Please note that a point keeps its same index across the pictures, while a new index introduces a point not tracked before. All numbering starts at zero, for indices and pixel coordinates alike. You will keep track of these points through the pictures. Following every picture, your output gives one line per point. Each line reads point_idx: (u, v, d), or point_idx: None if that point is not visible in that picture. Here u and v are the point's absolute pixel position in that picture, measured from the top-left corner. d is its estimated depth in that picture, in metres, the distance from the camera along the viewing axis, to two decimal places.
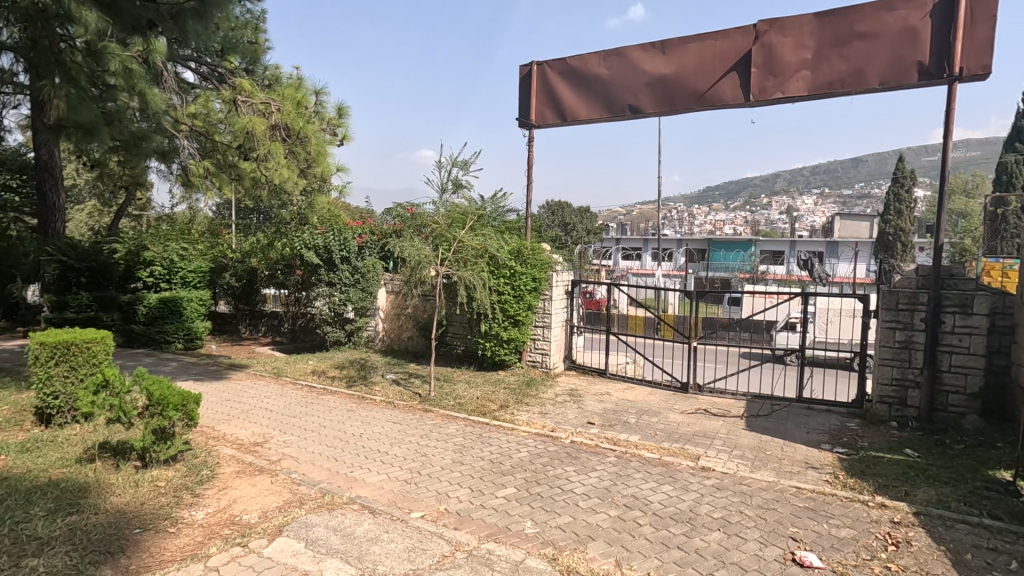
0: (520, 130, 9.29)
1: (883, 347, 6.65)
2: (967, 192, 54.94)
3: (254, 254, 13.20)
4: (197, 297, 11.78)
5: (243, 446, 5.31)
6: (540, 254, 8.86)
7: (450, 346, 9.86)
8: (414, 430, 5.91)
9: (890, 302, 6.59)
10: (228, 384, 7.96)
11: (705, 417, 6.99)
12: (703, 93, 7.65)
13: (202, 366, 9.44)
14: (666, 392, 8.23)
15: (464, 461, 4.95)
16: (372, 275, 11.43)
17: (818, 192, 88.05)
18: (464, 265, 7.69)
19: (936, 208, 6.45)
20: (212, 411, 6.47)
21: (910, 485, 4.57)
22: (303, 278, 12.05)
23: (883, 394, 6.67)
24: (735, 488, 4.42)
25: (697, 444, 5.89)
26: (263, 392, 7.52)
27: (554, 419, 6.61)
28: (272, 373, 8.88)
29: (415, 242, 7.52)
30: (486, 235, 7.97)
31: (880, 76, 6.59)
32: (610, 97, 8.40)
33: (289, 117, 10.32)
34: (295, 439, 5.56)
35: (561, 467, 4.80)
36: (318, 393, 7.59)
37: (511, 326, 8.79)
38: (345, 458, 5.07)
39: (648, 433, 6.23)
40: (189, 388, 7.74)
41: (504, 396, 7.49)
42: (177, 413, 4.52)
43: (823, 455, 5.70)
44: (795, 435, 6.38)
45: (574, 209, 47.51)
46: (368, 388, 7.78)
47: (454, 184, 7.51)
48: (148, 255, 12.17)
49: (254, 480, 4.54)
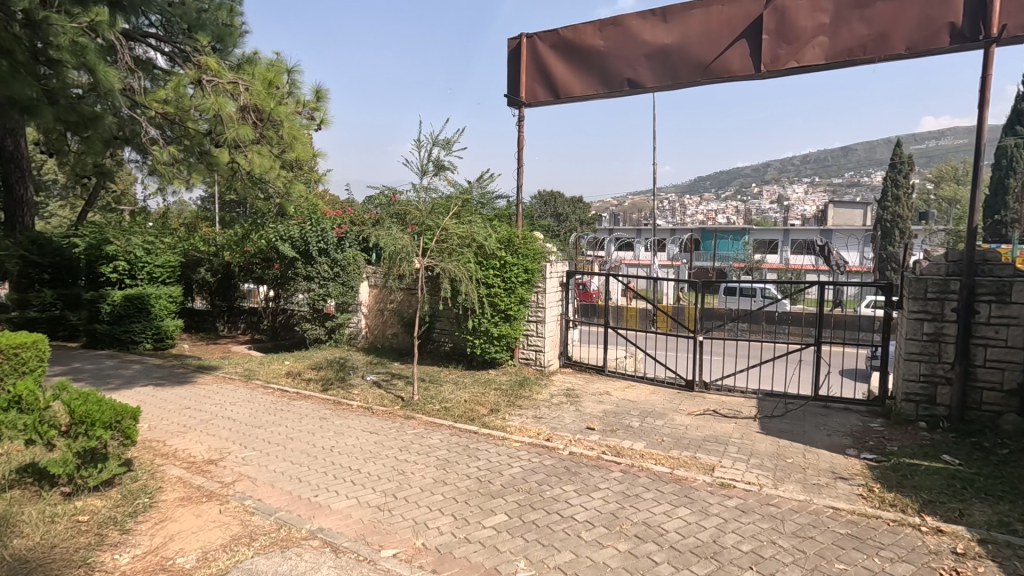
0: (510, 108, 8.58)
1: (910, 340, 6.03)
2: (957, 178, 54.85)
3: (229, 247, 12.44)
4: (167, 294, 10.89)
5: (194, 465, 4.63)
6: (532, 243, 8.18)
7: (438, 343, 9.18)
8: (394, 440, 5.26)
9: (917, 291, 5.96)
10: (193, 388, 7.25)
11: (714, 419, 6.39)
12: (708, 64, 6.98)
13: (167, 368, 8.68)
14: (670, 390, 7.63)
15: (448, 481, 4.29)
16: (353, 268, 10.76)
17: (809, 181, 87.88)
18: (449, 256, 7.07)
19: (970, 187, 5.82)
20: (168, 422, 5.78)
21: (962, 501, 3.99)
22: (281, 273, 11.30)
23: (910, 392, 6.07)
24: (761, 510, 3.79)
25: (709, 452, 5.29)
26: (229, 397, 6.83)
27: (550, 424, 5.98)
28: (243, 375, 8.17)
29: (393, 231, 6.84)
30: (473, 222, 7.28)
31: (906, 40, 5.93)
32: (607, 71, 7.71)
33: (259, 98, 9.40)
34: (256, 454, 4.88)
35: (559, 486, 4.16)
36: (290, 397, 6.91)
37: (501, 321, 8.15)
38: (310, 477, 4.41)
39: (654, 440, 5.62)
40: (149, 393, 7.02)
41: (494, 398, 6.85)
42: (107, 432, 3.90)
43: (851, 463, 5.11)
44: (816, 439, 5.79)
45: (565, 200, 47.26)
46: (346, 392, 7.11)
47: (435, 165, 6.80)
48: (110, 249, 10.61)
49: (200, 510, 3.86)
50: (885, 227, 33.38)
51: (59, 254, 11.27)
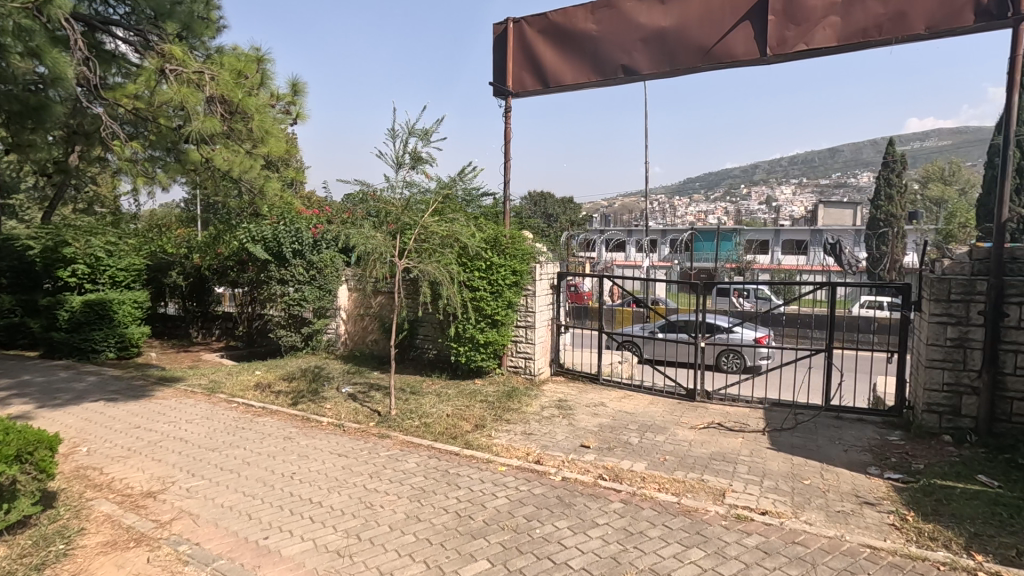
0: (496, 98, 8.02)
1: (932, 346, 5.53)
2: (944, 178, 55.18)
3: (200, 250, 11.77)
4: (131, 299, 10.12)
5: (129, 500, 4.00)
6: (520, 243, 7.62)
7: (421, 350, 8.60)
8: (363, 465, 4.65)
9: (940, 292, 5.47)
10: (148, 403, 6.58)
11: (720, 434, 5.84)
12: (710, 48, 6.46)
13: (125, 380, 7.97)
14: (670, 401, 7.10)
15: (421, 517, 3.70)
16: (330, 270, 10.12)
17: (798, 182, 88.26)
18: (429, 257, 6.46)
19: (999, 178, 5.34)
20: (111, 445, 5.12)
21: (1014, 536, 3.50)
22: (255, 276, 10.62)
23: (931, 402, 5.58)
24: (787, 550, 3.27)
25: (718, 474, 4.76)
26: (187, 414, 6.19)
27: (541, 442, 5.41)
28: (207, 387, 7.51)
29: (365, 229, 6.27)
30: (457, 220, 6.68)
31: (926, 19, 5.46)
32: (600, 58, 7.18)
33: (226, 88, 8.59)
34: (204, 484, 4.26)
35: (551, 522, 3.59)
36: (254, 413, 6.28)
37: (487, 327, 7.57)
38: (262, 514, 3.79)
39: (656, 459, 5.08)
40: (98, 410, 6.34)
41: (480, 412, 6.26)
42: (13, 466, 3.31)
43: (875, 484, 4.59)
44: (833, 455, 5.28)
45: (553, 200, 47.60)
46: (317, 406, 6.48)
47: (412, 156, 6.22)
48: (68, 251, 9.81)
49: (123, 559, 3.22)
50: (877, 226, 33.31)
51: (17, 258, 10.53)
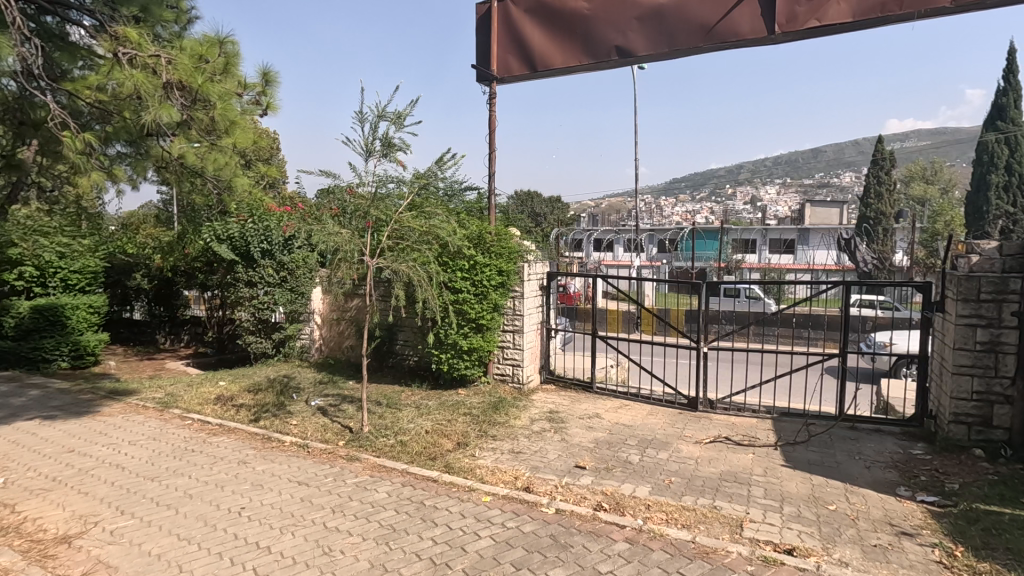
0: (479, 84, 7.44)
1: (958, 351, 5.03)
2: (927, 177, 55.75)
3: (165, 251, 11.01)
4: (86, 304, 9.37)
5: (36, 548, 3.31)
6: (507, 241, 7.02)
7: (401, 357, 7.97)
8: (325, 497, 4.00)
9: (968, 291, 4.97)
10: (89, 422, 5.85)
11: (728, 449, 5.28)
12: (712, 26, 5.92)
13: (71, 394, 7.21)
14: (670, 411, 6.56)
15: (389, 566, 3.08)
16: (302, 272, 9.49)
17: (782, 181, 89.09)
18: (405, 255, 5.83)
19: None
20: (33, 474, 4.42)
21: None
22: (222, 278, 9.89)
23: (959, 413, 5.07)
24: None
25: (732, 498, 4.20)
26: (131, 433, 5.48)
27: (531, 462, 4.82)
28: (161, 400, 6.79)
29: (329, 224, 5.65)
30: (436, 215, 6.05)
31: None
32: (591, 39, 6.61)
33: (185, 73, 7.64)
34: (132, 526, 3.59)
35: (546, 572, 3.00)
36: (209, 431, 5.59)
37: (471, 332, 6.96)
38: (196, 565, 3.13)
39: (660, 481, 4.51)
40: (30, 430, 5.60)
41: (463, 427, 5.64)
42: None
43: (909, 509, 4.06)
44: (856, 474, 4.74)
45: (540, 200, 47.25)
46: (281, 422, 5.81)
47: (383, 142, 5.60)
48: (13, 251, 8.99)
49: None
50: (866, 224, 33.32)
51: None
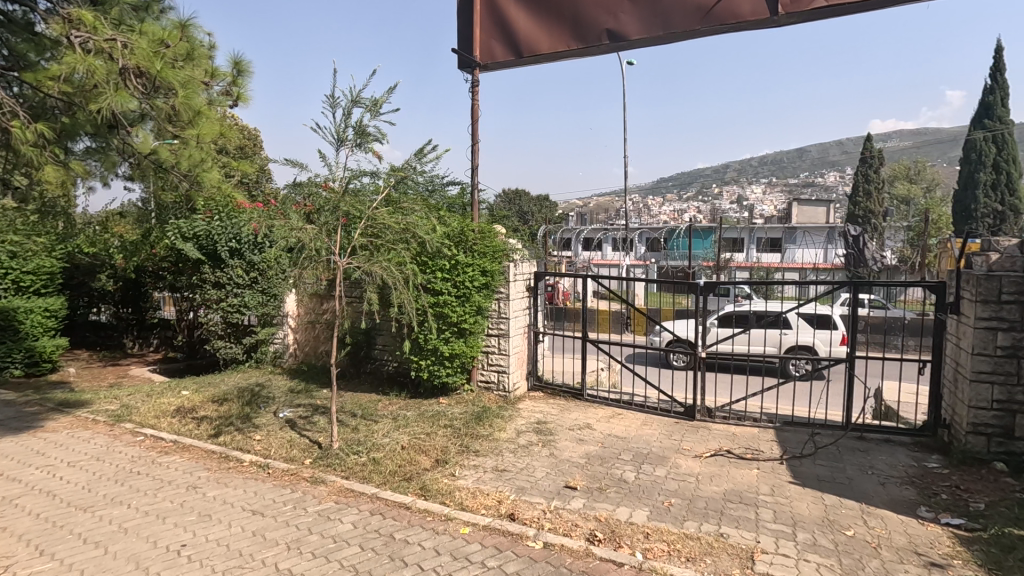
0: (461, 71, 6.96)
1: (977, 356, 4.65)
2: (911, 176, 56.16)
3: (130, 250, 10.38)
4: (41, 306, 8.70)
5: None
6: (492, 239, 6.56)
7: (379, 362, 7.49)
8: (281, 530, 3.51)
9: (988, 292, 4.60)
10: (28, 440, 5.27)
11: (731, 464, 4.87)
12: (711, 8, 5.49)
13: (17, 406, 6.62)
14: (666, 420, 6.13)
15: None
16: (274, 272, 8.98)
17: (768, 180, 89.54)
18: (380, 254, 5.33)
19: None
20: None
21: None
22: (189, 279, 9.30)
23: (978, 423, 4.70)
24: None
25: (739, 523, 3.78)
26: (72, 453, 4.92)
27: (516, 482, 4.36)
28: (114, 412, 6.23)
29: (295, 220, 5.14)
30: (413, 210, 5.57)
31: None
32: (580, 22, 6.17)
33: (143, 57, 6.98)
34: (49, 570, 3.07)
35: None
36: (161, 450, 5.05)
37: (453, 337, 6.48)
38: None
39: (659, 503, 4.07)
40: None
41: (442, 442, 5.16)
42: None
43: (934, 534, 3.66)
44: (870, 491, 4.35)
45: (528, 199, 46.74)
46: (242, 437, 5.30)
47: (357, 130, 5.11)
48: None
49: None
50: (855, 223, 33.24)
51: None
